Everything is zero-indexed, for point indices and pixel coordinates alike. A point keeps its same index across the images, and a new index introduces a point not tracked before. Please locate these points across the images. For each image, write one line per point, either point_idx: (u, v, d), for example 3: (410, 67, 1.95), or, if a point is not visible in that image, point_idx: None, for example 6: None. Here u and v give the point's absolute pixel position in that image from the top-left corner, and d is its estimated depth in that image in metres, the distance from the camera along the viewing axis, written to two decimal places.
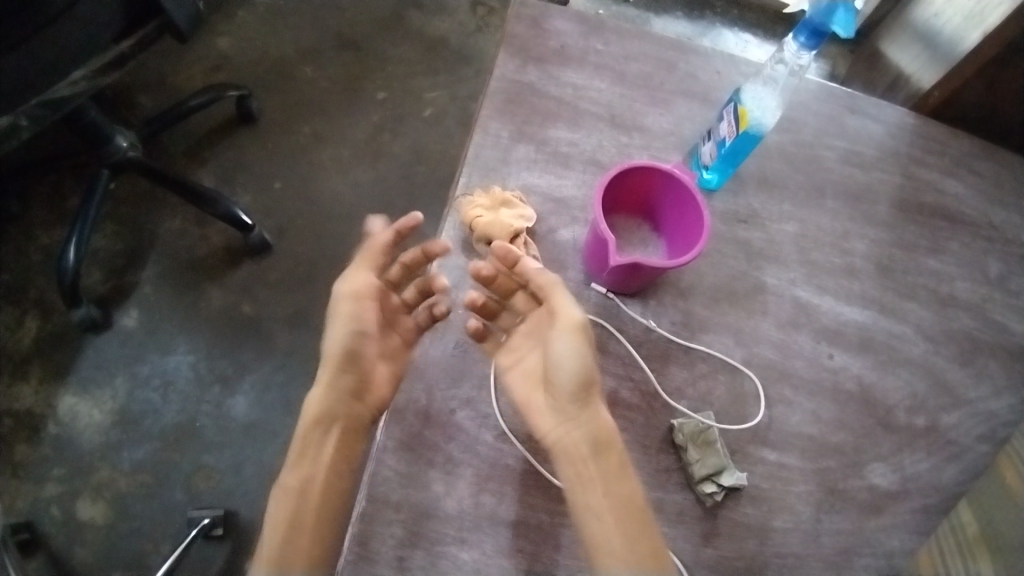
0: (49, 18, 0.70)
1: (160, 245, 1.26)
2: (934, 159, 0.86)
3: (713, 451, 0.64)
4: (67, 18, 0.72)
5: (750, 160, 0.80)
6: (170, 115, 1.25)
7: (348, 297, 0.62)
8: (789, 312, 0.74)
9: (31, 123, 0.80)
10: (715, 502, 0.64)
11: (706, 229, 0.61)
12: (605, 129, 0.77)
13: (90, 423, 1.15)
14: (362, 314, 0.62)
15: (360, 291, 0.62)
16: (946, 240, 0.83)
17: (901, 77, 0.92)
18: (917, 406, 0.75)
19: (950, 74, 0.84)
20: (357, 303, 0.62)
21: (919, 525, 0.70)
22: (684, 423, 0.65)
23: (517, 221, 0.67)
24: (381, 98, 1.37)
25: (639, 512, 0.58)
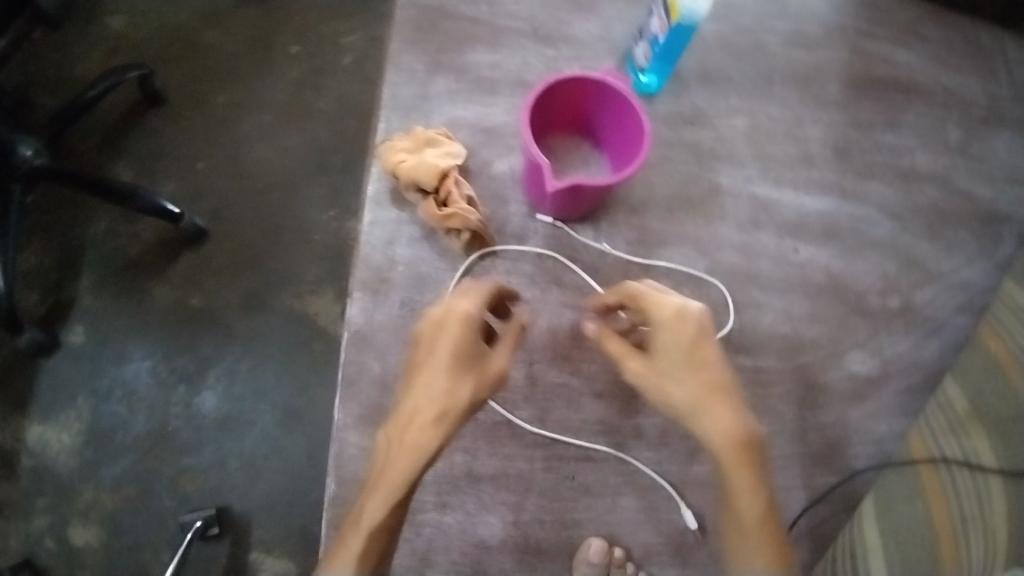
0: None
1: (91, 252, 1.18)
2: (882, 27, 0.81)
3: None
4: None
5: (689, 56, 0.74)
6: (70, 111, 1.14)
7: (451, 315, 0.55)
8: (748, 212, 0.71)
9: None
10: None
11: (648, 136, 0.56)
12: (528, 45, 0.71)
13: (62, 447, 1.10)
14: (469, 336, 0.54)
15: (465, 311, 0.55)
16: (903, 112, 0.79)
17: None
18: (890, 287, 0.72)
19: None
20: (458, 324, 0.54)
21: (904, 405, 0.69)
22: None
23: (443, 159, 0.61)
24: (296, 54, 1.27)
25: (768, 520, 0.51)
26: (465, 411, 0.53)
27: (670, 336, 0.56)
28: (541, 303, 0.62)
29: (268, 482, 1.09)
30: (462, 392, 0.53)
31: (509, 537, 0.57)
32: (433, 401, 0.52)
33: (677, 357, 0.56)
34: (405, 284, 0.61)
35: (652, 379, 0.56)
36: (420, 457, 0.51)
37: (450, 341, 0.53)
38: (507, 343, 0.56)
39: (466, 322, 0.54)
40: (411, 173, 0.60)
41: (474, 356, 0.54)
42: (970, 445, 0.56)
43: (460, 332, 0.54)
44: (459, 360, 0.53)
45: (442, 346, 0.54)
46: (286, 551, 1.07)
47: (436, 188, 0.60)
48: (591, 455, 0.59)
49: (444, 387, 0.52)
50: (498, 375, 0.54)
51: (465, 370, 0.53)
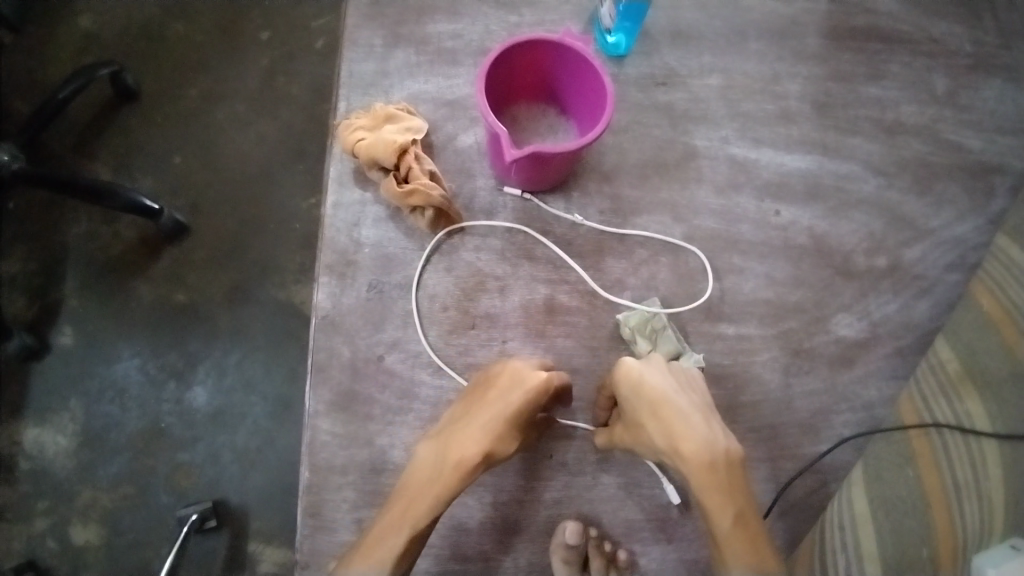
0: None
1: (74, 253, 1.16)
2: None
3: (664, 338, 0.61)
4: None
5: (660, 15, 0.72)
6: (42, 112, 1.12)
7: (534, 376, 0.54)
8: (726, 175, 0.68)
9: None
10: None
11: (610, 98, 0.53)
12: (490, 11, 0.68)
13: (58, 450, 1.10)
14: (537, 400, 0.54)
15: (545, 377, 0.54)
16: (886, 63, 0.76)
17: None
18: (877, 246, 0.70)
19: None
20: (540, 391, 0.54)
21: (894, 367, 0.67)
22: (629, 316, 0.61)
23: (403, 135, 0.59)
24: (266, 39, 1.24)
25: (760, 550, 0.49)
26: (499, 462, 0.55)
27: (624, 394, 0.55)
28: (513, 279, 0.61)
29: (263, 474, 1.09)
30: (510, 449, 0.54)
31: (487, 518, 0.56)
32: (484, 448, 0.52)
33: (634, 410, 0.54)
34: (372, 266, 0.59)
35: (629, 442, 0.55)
36: (456, 490, 0.52)
37: (526, 404, 0.53)
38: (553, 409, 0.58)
39: (545, 391, 0.54)
40: (370, 150, 0.58)
41: (532, 421, 0.55)
42: (964, 409, 0.56)
43: (538, 397, 0.54)
44: (522, 424, 0.54)
45: (507, 402, 0.53)
46: (285, 541, 1.07)
47: (396, 165, 0.58)
48: (570, 432, 0.58)
49: (500, 437, 0.53)
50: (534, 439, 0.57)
51: (522, 431, 0.54)
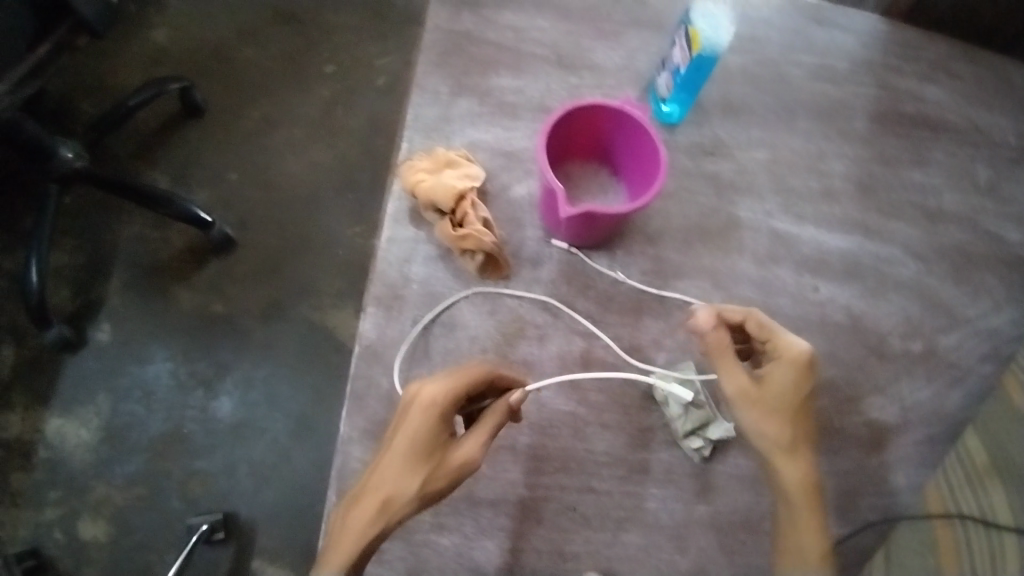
0: None
1: (121, 254, 1.21)
2: (910, 65, 0.80)
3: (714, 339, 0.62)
4: None
5: (713, 88, 0.75)
6: (112, 118, 1.18)
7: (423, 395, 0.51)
8: (768, 246, 0.70)
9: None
10: (703, 458, 0.60)
11: (664, 167, 0.55)
12: (552, 71, 0.72)
13: (79, 442, 1.12)
14: (427, 416, 0.50)
15: (432, 391, 0.51)
16: (931, 151, 0.77)
17: None
18: (912, 331, 0.71)
19: None
20: (421, 413, 0.50)
21: (923, 456, 0.67)
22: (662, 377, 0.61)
23: (461, 181, 0.62)
24: (330, 72, 1.31)
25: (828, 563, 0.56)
26: (423, 500, 0.50)
27: (785, 375, 0.58)
28: (552, 328, 0.62)
29: (276, 490, 1.10)
30: (412, 484, 0.49)
31: (505, 564, 0.56)
32: (382, 482, 0.49)
33: (782, 393, 0.57)
34: (418, 302, 0.62)
35: (757, 403, 0.57)
36: (361, 542, 0.48)
37: (412, 428, 0.50)
38: (484, 431, 0.52)
39: (432, 412, 0.50)
40: (428, 192, 0.61)
41: (438, 447, 0.50)
42: (988, 503, 0.56)
43: (423, 419, 0.50)
44: (418, 452, 0.50)
45: (401, 429, 0.51)
46: (288, 560, 1.07)
47: (453, 209, 0.61)
48: (595, 487, 0.59)
49: (398, 463, 0.49)
50: (462, 466, 0.50)
51: (426, 458, 0.50)
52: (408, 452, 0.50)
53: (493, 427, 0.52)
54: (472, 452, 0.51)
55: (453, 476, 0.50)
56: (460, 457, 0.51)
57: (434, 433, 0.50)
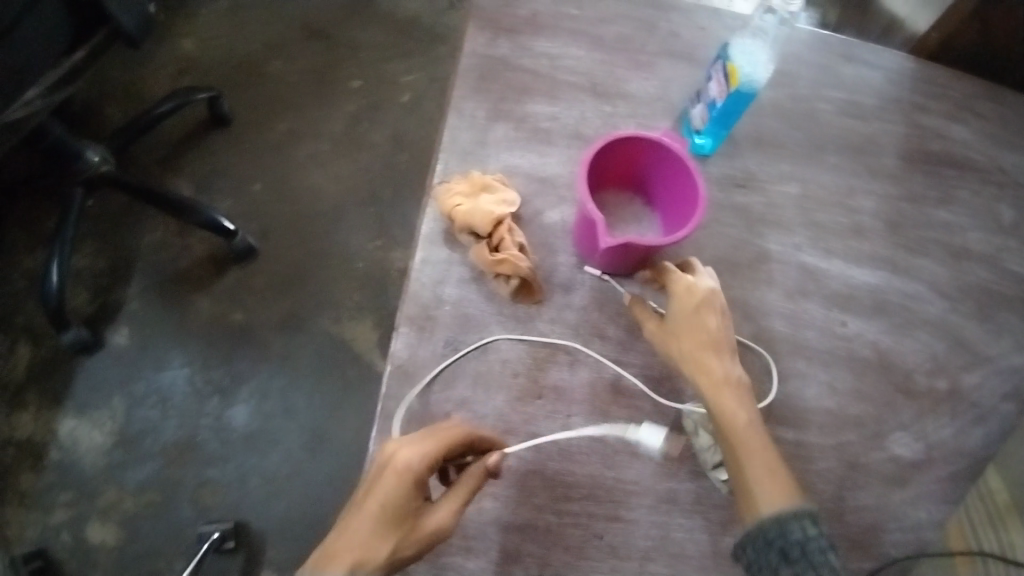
0: (10, 24, 0.66)
1: (143, 259, 1.22)
2: (936, 104, 0.81)
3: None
4: (22, 25, 0.68)
5: (745, 121, 0.76)
6: (139, 124, 1.19)
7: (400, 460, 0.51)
8: (796, 280, 0.71)
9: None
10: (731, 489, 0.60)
11: (702, 201, 0.56)
12: (587, 99, 0.73)
13: (92, 446, 1.12)
14: (404, 482, 0.50)
15: (411, 458, 0.51)
16: (956, 189, 0.78)
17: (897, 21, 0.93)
18: (937, 368, 0.71)
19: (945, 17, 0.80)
20: (395, 476, 0.50)
21: (945, 492, 0.66)
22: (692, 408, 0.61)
23: (498, 206, 0.63)
24: (356, 87, 1.33)
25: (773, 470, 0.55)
26: (394, 565, 0.49)
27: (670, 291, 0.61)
28: (583, 355, 0.63)
29: (287, 501, 1.09)
30: (383, 548, 0.49)
31: None
32: (354, 549, 0.48)
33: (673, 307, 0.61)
34: (451, 324, 0.62)
35: (656, 329, 0.61)
36: None
37: (388, 494, 0.50)
38: (458, 496, 0.53)
39: (407, 475, 0.50)
40: (465, 216, 0.62)
41: (411, 512, 0.50)
42: (1010, 540, 0.60)
43: (400, 484, 0.50)
44: (393, 516, 0.49)
45: (375, 494, 0.50)
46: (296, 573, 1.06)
47: (489, 234, 0.62)
48: (622, 515, 0.59)
49: (368, 530, 0.49)
50: (434, 532, 0.51)
51: (397, 524, 0.50)
52: (380, 519, 0.49)
53: (466, 492, 0.53)
54: (444, 518, 0.51)
55: (424, 542, 0.50)
56: (432, 523, 0.51)
57: (409, 501, 0.50)
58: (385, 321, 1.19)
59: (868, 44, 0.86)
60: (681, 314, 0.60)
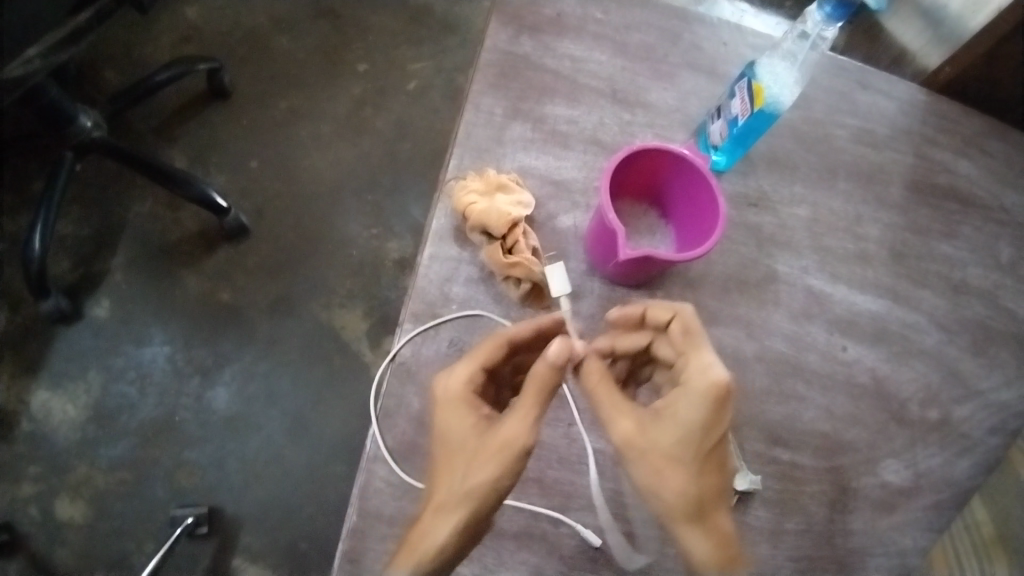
0: None
1: (130, 230, 1.18)
2: (945, 138, 0.82)
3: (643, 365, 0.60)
4: None
5: (761, 140, 0.76)
6: (136, 91, 1.15)
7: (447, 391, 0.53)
8: (802, 302, 0.71)
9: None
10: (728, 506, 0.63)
11: (722, 219, 0.57)
12: (607, 105, 0.72)
13: (65, 419, 1.08)
14: (454, 410, 0.53)
15: (452, 385, 0.53)
16: (959, 225, 0.78)
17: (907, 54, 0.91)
18: (930, 399, 0.71)
19: (960, 53, 0.80)
20: (444, 405, 0.53)
21: (931, 521, 0.67)
22: None
23: (514, 208, 0.63)
24: (363, 71, 1.30)
25: None
26: (478, 488, 0.50)
27: (684, 411, 0.54)
28: None
29: (265, 488, 1.07)
30: (459, 472, 0.51)
31: None
32: (444, 482, 0.52)
33: (683, 433, 0.54)
34: (457, 323, 0.62)
35: (649, 448, 0.54)
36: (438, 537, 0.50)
37: (447, 423, 0.53)
38: (525, 405, 0.51)
39: (449, 399, 0.53)
40: (480, 215, 0.61)
41: (473, 431, 0.52)
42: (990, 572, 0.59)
43: (450, 410, 0.53)
44: (458, 440, 0.52)
45: (440, 426, 0.53)
46: (270, 562, 1.04)
47: (504, 235, 0.62)
48: (617, 527, 0.59)
49: (443, 458, 0.53)
50: (505, 445, 0.50)
51: (467, 447, 0.52)
52: (448, 448, 0.52)
53: (533, 400, 0.51)
54: (512, 430, 0.50)
55: (500, 456, 0.50)
56: (500, 436, 0.50)
57: (467, 426, 0.52)
58: (376, 311, 1.17)
59: (883, 72, 0.86)
60: (696, 424, 0.53)
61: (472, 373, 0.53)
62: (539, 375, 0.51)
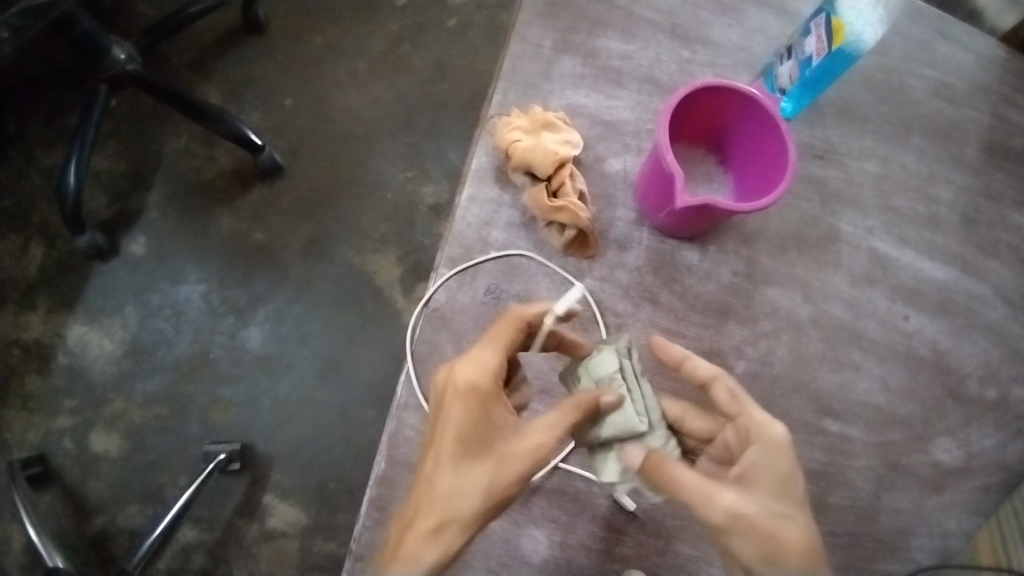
0: None
1: (164, 166, 1.17)
2: None
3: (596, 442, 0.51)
4: None
5: (832, 86, 0.69)
6: (170, 23, 1.12)
7: (468, 380, 0.50)
8: (864, 266, 0.66)
9: (7, 35, 0.66)
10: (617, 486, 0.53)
11: (791, 167, 0.51)
12: (664, 41, 0.66)
13: (101, 353, 1.10)
14: (475, 410, 0.50)
15: (472, 378, 0.50)
16: None
17: None
18: (992, 376, 0.66)
19: None
20: (461, 397, 0.50)
21: (981, 505, 0.63)
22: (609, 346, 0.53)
23: (562, 147, 0.59)
24: (401, 6, 1.24)
25: None
26: (494, 501, 0.48)
27: (766, 460, 0.53)
28: (631, 319, 0.59)
29: (294, 431, 1.08)
30: (475, 482, 0.48)
31: (551, 557, 0.55)
32: (454, 491, 0.48)
33: (782, 488, 0.52)
34: (494, 270, 0.59)
35: (757, 518, 0.50)
36: (446, 544, 0.48)
37: (462, 423, 0.49)
38: (559, 422, 0.48)
39: (472, 392, 0.50)
40: (523, 154, 0.58)
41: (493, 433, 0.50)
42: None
43: (468, 408, 0.50)
44: (473, 442, 0.49)
45: (450, 425, 0.49)
46: (298, 501, 1.06)
47: (549, 176, 0.58)
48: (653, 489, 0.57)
49: (450, 462, 0.49)
50: (536, 459, 0.49)
51: (485, 455, 0.49)
52: (457, 451, 0.49)
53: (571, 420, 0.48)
54: (544, 442, 0.49)
55: (525, 468, 0.49)
56: (531, 446, 0.49)
57: (489, 432, 0.50)
58: (407, 258, 1.14)
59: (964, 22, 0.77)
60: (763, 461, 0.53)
61: (494, 359, 0.51)
62: (591, 403, 0.48)
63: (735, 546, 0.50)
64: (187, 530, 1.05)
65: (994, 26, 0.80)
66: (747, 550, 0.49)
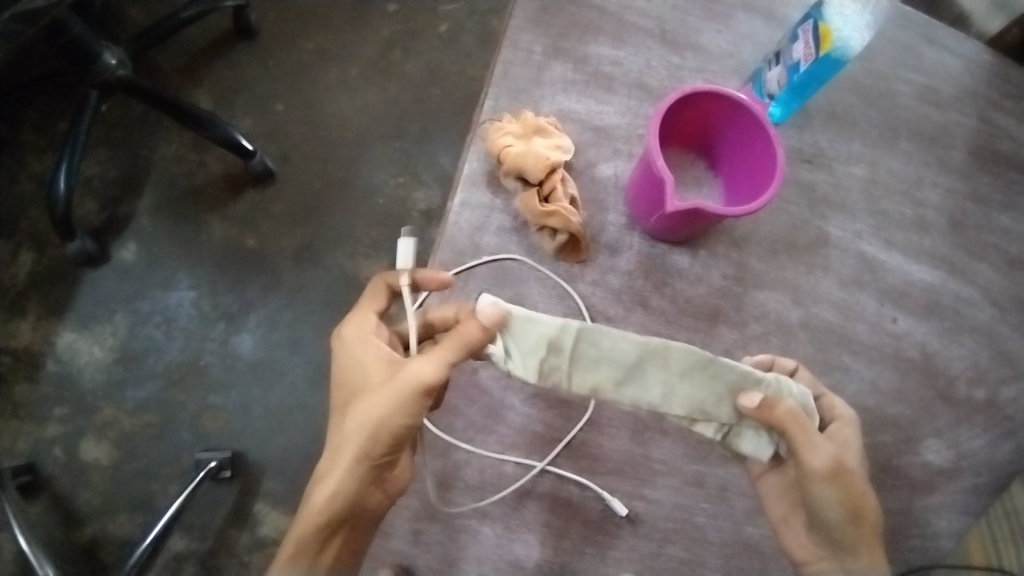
0: None
1: (155, 172, 1.16)
2: (1014, 103, 0.74)
3: (717, 388, 0.49)
4: None
5: (820, 92, 0.70)
6: (161, 28, 1.11)
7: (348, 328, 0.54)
8: (853, 268, 0.66)
9: None
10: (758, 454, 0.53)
11: (780, 171, 0.52)
12: (655, 47, 0.67)
13: (91, 360, 1.09)
14: (354, 354, 0.52)
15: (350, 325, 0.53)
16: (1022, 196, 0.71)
17: (973, 13, 0.84)
18: (980, 378, 0.66)
19: None
20: (342, 343, 0.53)
21: (970, 505, 0.63)
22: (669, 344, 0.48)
23: (553, 152, 0.59)
24: (393, 12, 1.24)
25: None
26: (371, 434, 0.49)
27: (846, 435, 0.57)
28: (623, 323, 0.59)
29: (286, 437, 1.07)
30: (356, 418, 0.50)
31: (544, 562, 0.55)
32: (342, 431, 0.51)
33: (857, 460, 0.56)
34: (487, 275, 0.59)
35: (856, 475, 0.52)
36: (337, 483, 0.50)
37: (344, 366, 0.53)
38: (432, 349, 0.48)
39: (351, 334, 0.53)
40: (515, 159, 0.58)
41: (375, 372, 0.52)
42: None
43: (347, 353, 0.53)
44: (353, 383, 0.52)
45: (338, 371, 0.53)
46: (290, 508, 1.05)
47: (541, 181, 0.59)
48: (646, 494, 0.57)
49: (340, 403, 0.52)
50: (403, 388, 0.49)
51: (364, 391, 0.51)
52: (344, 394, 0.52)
53: (446, 345, 0.48)
54: (413, 371, 0.48)
55: (394, 398, 0.49)
56: (400, 375, 0.49)
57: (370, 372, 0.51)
58: (399, 263, 1.14)
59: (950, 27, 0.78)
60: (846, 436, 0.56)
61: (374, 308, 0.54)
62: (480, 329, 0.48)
63: (823, 498, 0.52)
64: (179, 539, 1.04)
65: (981, 32, 0.81)
66: (835, 504, 0.51)
